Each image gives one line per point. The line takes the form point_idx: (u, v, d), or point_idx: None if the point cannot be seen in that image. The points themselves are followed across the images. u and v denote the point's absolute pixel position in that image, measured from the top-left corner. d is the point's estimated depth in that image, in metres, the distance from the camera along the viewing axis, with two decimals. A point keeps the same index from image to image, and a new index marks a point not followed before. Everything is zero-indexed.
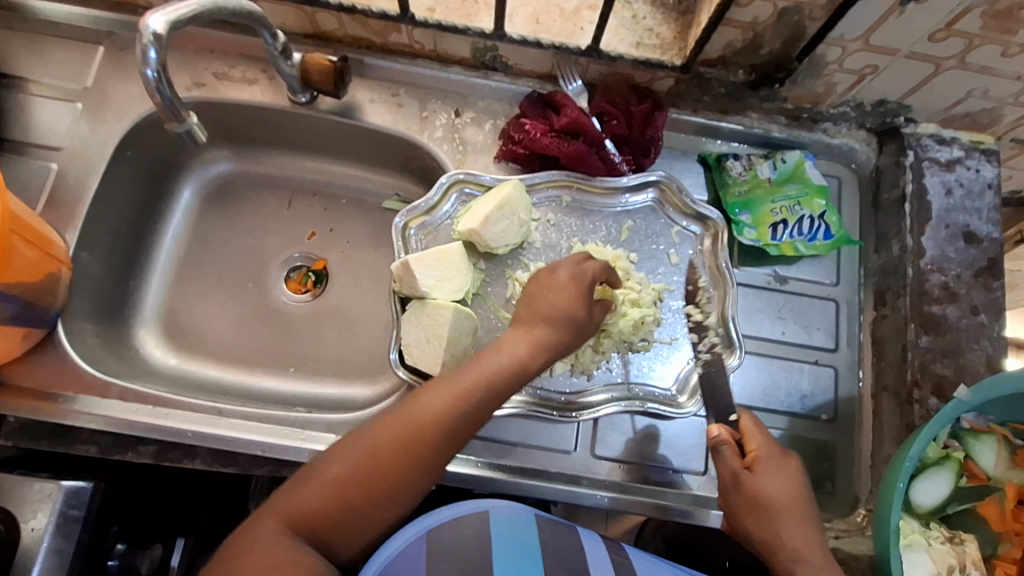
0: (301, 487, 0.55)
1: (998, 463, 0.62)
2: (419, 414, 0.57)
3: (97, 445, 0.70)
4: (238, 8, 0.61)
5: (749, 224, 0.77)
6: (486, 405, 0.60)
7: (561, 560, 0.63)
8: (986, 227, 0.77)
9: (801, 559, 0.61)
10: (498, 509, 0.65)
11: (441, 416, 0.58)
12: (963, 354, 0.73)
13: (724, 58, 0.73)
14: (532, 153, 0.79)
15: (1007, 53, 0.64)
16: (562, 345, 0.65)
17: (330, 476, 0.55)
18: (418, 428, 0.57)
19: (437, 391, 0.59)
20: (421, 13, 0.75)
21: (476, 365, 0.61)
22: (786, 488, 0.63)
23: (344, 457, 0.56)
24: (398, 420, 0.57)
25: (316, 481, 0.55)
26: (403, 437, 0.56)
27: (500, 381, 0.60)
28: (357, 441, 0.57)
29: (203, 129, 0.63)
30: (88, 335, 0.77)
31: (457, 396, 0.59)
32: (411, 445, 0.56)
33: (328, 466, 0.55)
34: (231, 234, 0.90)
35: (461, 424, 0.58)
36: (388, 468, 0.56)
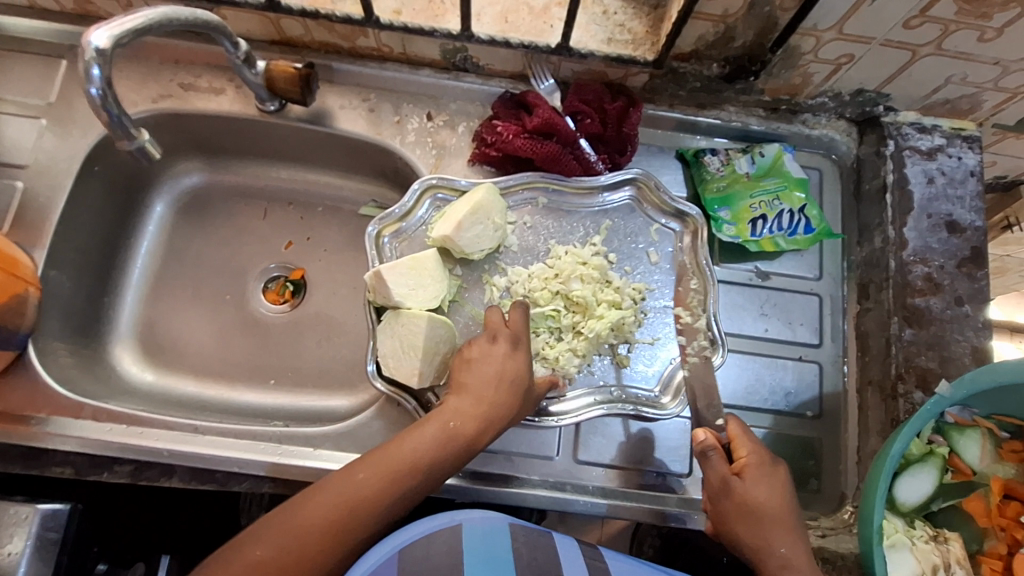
0: (223, 569, 0.51)
1: (983, 457, 0.61)
2: (353, 494, 0.55)
3: (73, 467, 0.69)
4: (193, 17, 0.59)
5: (728, 221, 0.76)
6: (419, 488, 0.58)
7: (539, 567, 0.58)
8: (969, 215, 0.76)
9: (788, 565, 0.60)
10: (470, 521, 0.61)
11: (374, 498, 0.56)
12: (948, 346, 0.72)
13: (697, 51, 0.72)
14: (505, 156, 0.78)
15: (983, 38, 0.63)
16: (511, 409, 0.64)
17: (255, 559, 0.51)
18: (349, 509, 0.55)
19: (371, 467, 0.57)
20: (387, 16, 0.73)
21: (407, 442, 0.59)
22: (775, 495, 0.63)
23: (269, 540, 0.52)
24: (328, 500, 0.55)
25: (240, 564, 0.51)
26: (331, 520, 0.54)
27: (436, 462, 0.59)
28: (284, 521, 0.53)
29: (155, 144, 0.60)
30: (60, 355, 0.76)
31: (390, 480, 0.57)
32: (338, 529, 0.54)
33: (254, 547, 0.52)
34: (206, 246, 0.89)
35: (389, 509, 0.56)
36: (315, 551, 0.53)
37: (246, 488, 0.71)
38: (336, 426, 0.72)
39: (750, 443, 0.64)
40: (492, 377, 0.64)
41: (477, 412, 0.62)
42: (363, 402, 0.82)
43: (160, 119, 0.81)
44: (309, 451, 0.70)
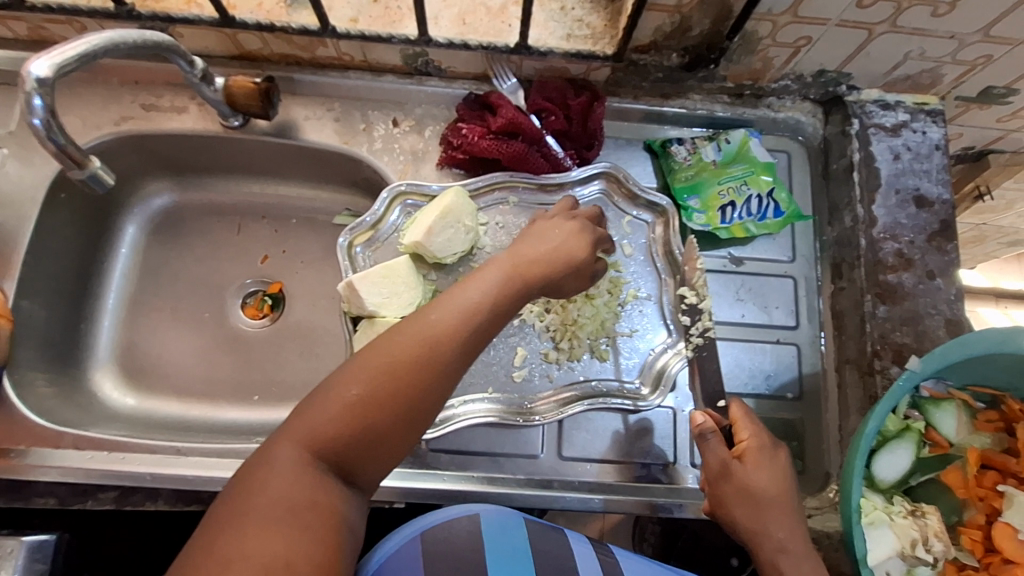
0: (312, 408, 0.47)
1: (959, 429, 0.61)
2: (435, 332, 0.50)
3: (56, 497, 0.69)
4: (143, 40, 0.59)
5: (698, 209, 0.77)
6: (498, 317, 0.54)
7: (551, 562, 0.62)
8: (937, 189, 0.76)
9: (785, 549, 0.60)
10: (488, 512, 0.64)
11: (457, 327, 0.51)
12: (922, 321, 0.73)
13: (655, 42, 0.72)
14: (472, 157, 0.78)
15: (937, 13, 0.63)
16: (575, 267, 0.61)
17: (350, 396, 0.47)
18: (432, 342, 0.50)
19: (449, 302, 0.52)
20: (344, 25, 0.73)
21: (484, 276, 0.55)
22: (776, 480, 0.62)
23: (360, 377, 0.48)
24: (409, 334, 0.50)
25: (333, 400, 0.47)
26: (416, 353, 0.49)
27: (507, 302, 0.55)
28: (368, 357, 0.49)
29: (110, 170, 0.60)
30: (38, 385, 0.76)
31: (467, 311, 0.52)
32: (424, 360, 0.49)
33: (341, 387, 0.48)
34: (180, 266, 0.89)
35: (473, 341, 0.52)
36: (410, 382, 0.48)
37: None
38: None
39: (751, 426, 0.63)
40: (560, 250, 0.61)
41: (523, 262, 0.58)
42: None
43: (123, 142, 0.80)
44: None
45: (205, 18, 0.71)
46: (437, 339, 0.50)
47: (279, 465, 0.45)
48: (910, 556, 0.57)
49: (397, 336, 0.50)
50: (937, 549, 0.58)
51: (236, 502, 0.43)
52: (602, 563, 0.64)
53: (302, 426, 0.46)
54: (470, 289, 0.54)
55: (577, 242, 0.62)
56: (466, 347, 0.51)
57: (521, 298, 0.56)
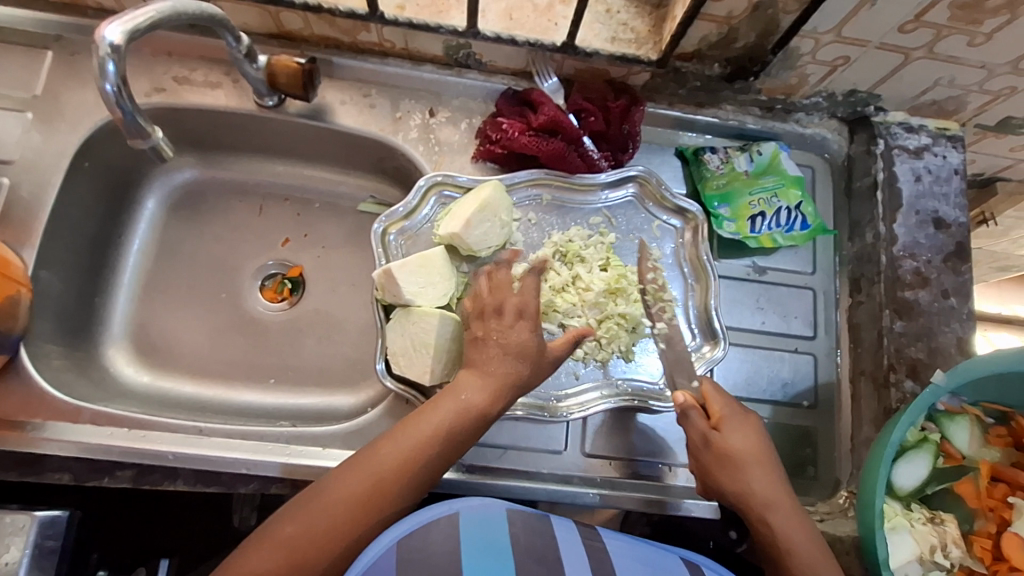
0: (256, 548, 0.54)
1: (971, 442, 0.64)
2: (382, 467, 0.58)
3: (72, 473, 0.67)
4: (199, 10, 0.57)
5: (728, 217, 0.78)
6: (441, 454, 0.60)
7: (537, 557, 0.56)
8: (954, 212, 0.79)
9: (770, 503, 0.64)
10: (467, 510, 0.60)
11: (422, 444, 0.59)
12: (936, 337, 0.75)
13: (699, 51, 0.73)
14: (510, 153, 0.78)
15: (972, 43, 0.66)
16: (521, 379, 0.64)
17: (285, 537, 0.54)
18: (400, 462, 0.58)
19: (396, 440, 0.60)
20: (391, 11, 0.72)
21: (435, 409, 0.61)
22: (754, 443, 0.66)
23: (300, 517, 0.55)
24: (357, 476, 0.58)
25: (274, 540, 0.54)
26: (362, 493, 0.57)
27: (467, 422, 0.61)
28: (317, 497, 0.57)
29: (169, 145, 0.59)
30: (53, 358, 0.74)
31: (414, 448, 0.59)
32: (392, 478, 0.58)
33: (284, 527, 0.55)
34: (200, 244, 0.87)
35: (434, 461, 0.60)
36: (373, 500, 0.57)
37: (254, 489, 0.69)
38: (343, 425, 0.72)
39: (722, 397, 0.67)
40: (507, 349, 0.64)
41: (479, 393, 0.63)
42: (366, 400, 0.82)
43: (153, 114, 0.78)
44: (318, 450, 0.70)
45: None
46: (382, 476, 0.58)
47: None
48: (929, 561, 0.60)
49: (347, 473, 0.58)
50: (955, 554, 0.61)
51: None
52: (590, 551, 0.59)
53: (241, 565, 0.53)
54: (418, 422, 0.61)
55: (516, 361, 0.64)
56: (407, 485, 0.58)
57: (464, 428, 0.61)
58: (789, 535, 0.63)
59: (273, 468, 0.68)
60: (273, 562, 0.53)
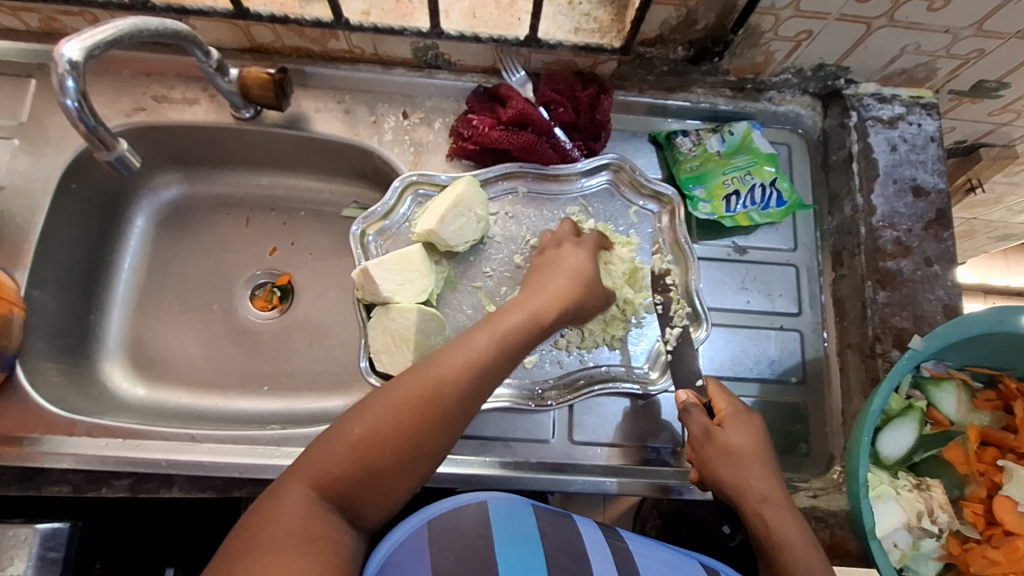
0: (328, 444, 0.51)
1: (959, 407, 0.63)
2: (443, 374, 0.54)
3: (70, 485, 0.69)
4: (163, 28, 0.59)
5: (703, 198, 0.79)
6: (507, 362, 0.58)
7: (565, 551, 0.56)
8: (933, 178, 0.79)
9: (767, 498, 0.61)
10: (495, 499, 0.60)
11: (464, 376, 0.55)
12: (920, 305, 0.75)
13: (661, 36, 0.74)
14: (482, 148, 0.79)
15: (932, 8, 0.66)
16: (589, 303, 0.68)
17: (357, 435, 0.51)
18: (437, 385, 0.54)
19: (463, 348, 0.56)
20: (357, 18, 0.74)
21: (499, 323, 0.60)
22: (756, 441, 0.64)
23: (370, 417, 0.52)
24: (423, 378, 0.54)
25: (344, 440, 0.51)
26: (431, 397, 0.53)
27: (517, 342, 0.59)
28: (385, 395, 0.53)
29: (136, 154, 0.61)
30: (50, 375, 0.76)
31: (480, 357, 0.56)
32: (429, 405, 0.53)
33: (355, 423, 0.52)
34: (190, 258, 0.89)
35: (480, 385, 0.56)
36: (450, 407, 0.54)
37: (248, 493, 0.70)
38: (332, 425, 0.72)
39: (728, 395, 0.66)
40: (570, 272, 0.68)
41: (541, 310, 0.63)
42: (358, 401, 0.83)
43: (135, 133, 0.81)
44: None
45: (219, 10, 0.72)
46: (446, 380, 0.54)
47: (289, 496, 0.49)
48: (917, 528, 0.59)
49: (411, 375, 0.54)
50: (943, 520, 0.60)
51: (253, 523, 0.47)
52: (613, 548, 0.59)
53: (313, 465, 0.50)
54: (481, 330, 0.59)
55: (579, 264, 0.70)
56: (474, 390, 0.55)
57: (529, 339, 0.61)
58: (782, 528, 0.60)
59: (265, 471, 0.69)
60: (345, 465, 0.50)
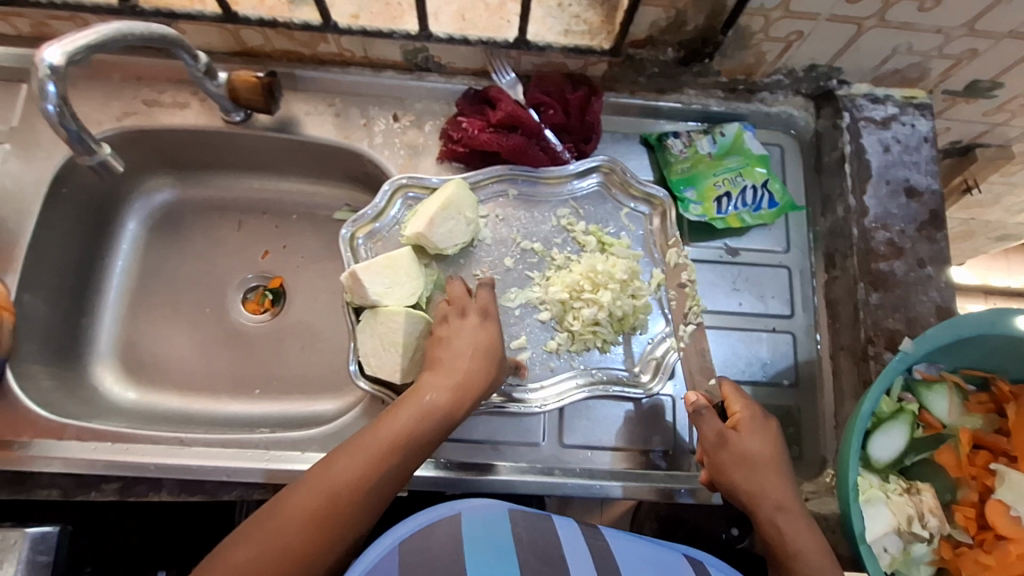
0: (212, 570, 0.50)
1: (951, 410, 0.63)
2: (336, 477, 0.55)
3: (60, 489, 0.69)
4: (148, 32, 0.60)
5: (694, 200, 0.78)
6: (413, 449, 0.58)
7: (540, 556, 0.55)
8: (926, 179, 0.78)
9: (782, 506, 0.62)
10: (470, 510, 0.59)
11: (359, 476, 0.55)
12: (913, 307, 0.74)
13: (651, 37, 0.74)
14: (472, 151, 0.79)
15: (923, 8, 0.65)
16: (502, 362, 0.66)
17: (242, 559, 0.50)
18: (333, 496, 0.54)
19: (357, 448, 0.57)
20: (346, 21, 0.74)
21: (403, 407, 0.60)
22: (769, 447, 0.64)
23: (253, 539, 0.52)
24: (316, 486, 0.54)
25: (228, 562, 0.50)
26: (322, 504, 0.53)
27: (417, 440, 0.59)
28: (273, 512, 0.53)
29: (118, 157, 0.62)
30: (41, 378, 0.76)
31: (378, 451, 0.57)
32: (323, 519, 0.53)
33: (238, 550, 0.51)
34: (182, 261, 0.89)
35: (377, 481, 0.56)
36: (344, 511, 0.54)
37: (236, 497, 0.71)
38: (321, 428, 0.72)
39: (744, 398, 0.66)
40: (470, 351, 0.64)
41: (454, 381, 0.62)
42: (349, 404, 0.83)
43: (126, 137, 0.81)
44: (297, 454, 0.71)
45: (208, 14, 0.72)
46: (338, 487, 0.54)
47: None
48: (907, 532, 0.59)
49: (302, 487, 0.54)
50: (932, 524, 0.59)
51: None
52: (593, 549, 0.58)
53: None
54: (384, 422, 0.59)
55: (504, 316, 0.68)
56: (371, 491, 0.55)
57: (437, 421, 0.60)
58: (796, 537, 0.60)
59: (253, 475, 0.69)
60: None
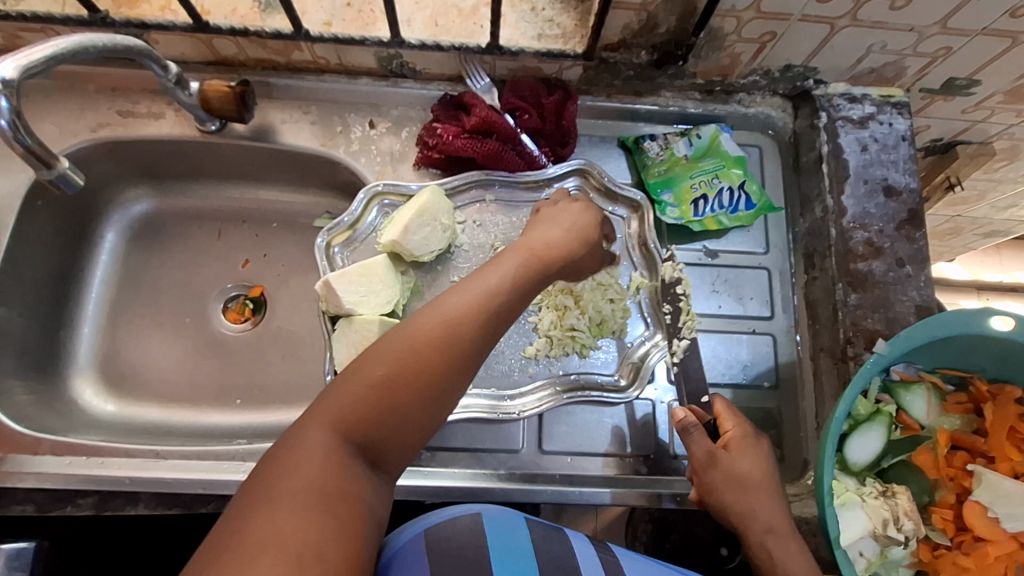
0: (336, 393, 0.47)
1: (928, 410, 0.62)
2: (454, 310, 0.51)
3: (34, 504, 0.69)
4: (112, 44, 0.60)
5: (671, 203, 0.78)
6: (518, 298, 0.56)
7: (557, 562, 0.56)
8: (904, 178, 0.78)
9: (772, 529, 0.61)
10: (489, 511, 0.59)
11: (476, 312, 0.52)
12: (892, 307, 0.74)
13: (624, 40, 0.73)
14: (448, 157, 0.79)
15: (894, 7, 0.65)
16: (574, 265, 0.64)
17: (371, 380, 0.48)
18: (450, 329, 0.50)
19: (467, 287, 0.54)
20: (318, 29, 0.74)
21: (502, 263, 0.57)
22: (760, 467, 0.63)
23: (378, 363, 0.48)
24: (430, 319, 0.51)
25: (351, 386, 0.48)
26: (443, 338, 0.50)
27: (520, 284, 0.56)
28: (389, 342, 0.50)
29: (77, 170, 0.61)
30: (17, 393, 0.76)
31: (486, 294, 0.53)
32: (446, 345, 0.50)
33: (364, 372, 0.48)
34: (162, 272, 0.89)
35: (491, 326, 0.53)
36: (463, 347, 0.51)
37: (213, 509, 0.70)
38: None
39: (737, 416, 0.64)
40: (553, 237, 0.62)
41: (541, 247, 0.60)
42: None
43: (101, 148, 0.81)
44: None
45: (179, 24, 0.72)
46: (456, 320, 0.51)
47: (304, 446, 0.44)
48: (882, 537, 0.58)
49: (418, 320, 0.51)
50: (908, 527, 0.59)
51: (264, 476, 0.43)
52: (603, 562, 0.59)
53: (326, 412, 0.46)
54: (485, 273, 0.56)
55: (572, 230, 0.64)
56: (486, 329, 0.52)
57: (532, 280, 0.58)
58: (787, 559, 0.60)
59: (229, 487, 0.69)
60: (360, 404, 0.47)
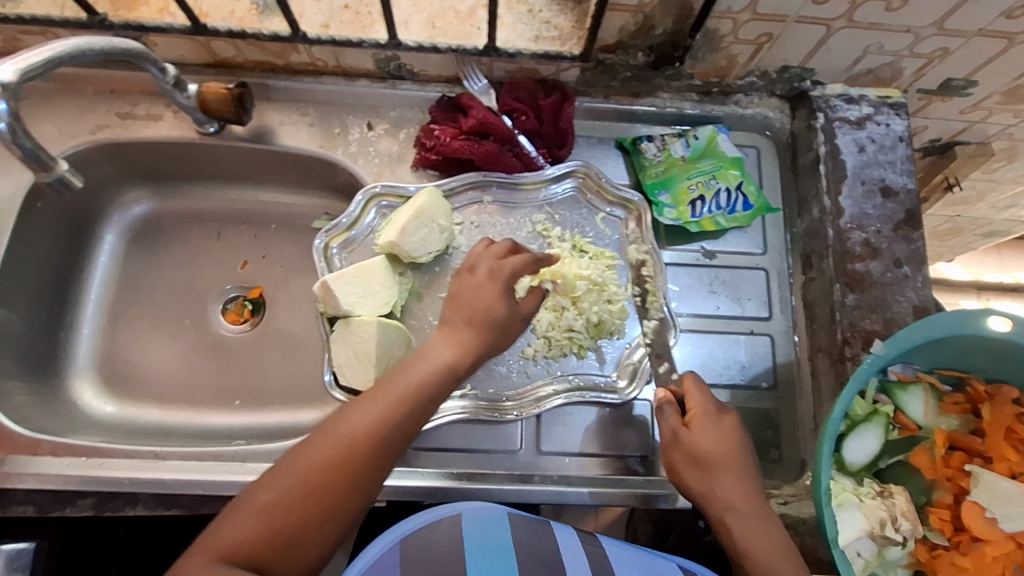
0: (231, 516, 0.51)
1: (926, 411, 0.62)
2: (348, 430, 0.54)
3: (34, 505, 0.69)
4: (108, 46, 0.60)
5: (668, 204, 0.78)
6: (418, 412, 0.57)
7: (539, 559, 0.55)
8: (901, 179, 0.78)
9: (732, 506, 0.60)
10: (470, 511, 0.59)
11: (371, 431, 0.55)
12: (890, 307, 0.74)
13: (621, 42, 0.73)
14: (446, 159, 0.79)
15: (890, 8, 0.65)
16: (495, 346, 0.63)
17: (261, 503, 0.52)
18: (351, 446, 0.54)
19: (366, 405, 0.56)
20: (316, 31, 0.74)
21: (408, 370, 0.59)
22: (724, 444, 0.62)
23: (273, 485, 0.52)
24: (328, 440, 0.54)
25: (246, 508, 0.51)
26: (335, 459, 0.53)
27: (425, 393, 0.58)
28: (288, 464, 0.54)
29: (75, 172, 0.62)
30: (17, 394, 0.76)
31: (383, 410, 0.56)
32: (338, 466, 0.53)
33: (259, 493, 0.52)
34: (161, 273, 0.89)
35: (383, 444, 0.55)
36: (357, 466, 0.54)
37: (213, 510, 0.70)
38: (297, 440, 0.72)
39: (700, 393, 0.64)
40: (477, 314, 0.62)
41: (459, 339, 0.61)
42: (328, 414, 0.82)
43: (101, 151, 0.81)
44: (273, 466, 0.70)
45: (177, 26, 0.72)
46: (351, 439, 0.54)
47: (192, 567, 0.48)
48: (880, 537, 0.58)
49: (315, 441, 0.54)
50: (906, 528, 0.59)
51: None
52: (590, 555, 0.59)
53: (219, 534, 0.50)
54: (386, 385, 0.58)
55: (491, 302, 0.62)
56: (382, 448, 0.55)
57: (441, 384, 0.59)
58: (749, 535, 0.59)
59: (228, 488, 0.69)
60: (254, 528, 0.50)
